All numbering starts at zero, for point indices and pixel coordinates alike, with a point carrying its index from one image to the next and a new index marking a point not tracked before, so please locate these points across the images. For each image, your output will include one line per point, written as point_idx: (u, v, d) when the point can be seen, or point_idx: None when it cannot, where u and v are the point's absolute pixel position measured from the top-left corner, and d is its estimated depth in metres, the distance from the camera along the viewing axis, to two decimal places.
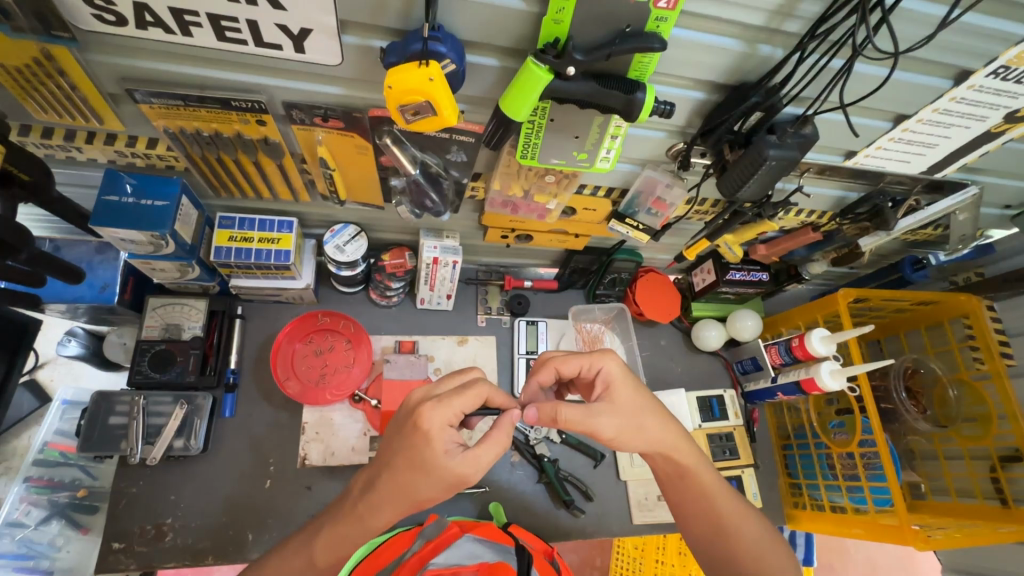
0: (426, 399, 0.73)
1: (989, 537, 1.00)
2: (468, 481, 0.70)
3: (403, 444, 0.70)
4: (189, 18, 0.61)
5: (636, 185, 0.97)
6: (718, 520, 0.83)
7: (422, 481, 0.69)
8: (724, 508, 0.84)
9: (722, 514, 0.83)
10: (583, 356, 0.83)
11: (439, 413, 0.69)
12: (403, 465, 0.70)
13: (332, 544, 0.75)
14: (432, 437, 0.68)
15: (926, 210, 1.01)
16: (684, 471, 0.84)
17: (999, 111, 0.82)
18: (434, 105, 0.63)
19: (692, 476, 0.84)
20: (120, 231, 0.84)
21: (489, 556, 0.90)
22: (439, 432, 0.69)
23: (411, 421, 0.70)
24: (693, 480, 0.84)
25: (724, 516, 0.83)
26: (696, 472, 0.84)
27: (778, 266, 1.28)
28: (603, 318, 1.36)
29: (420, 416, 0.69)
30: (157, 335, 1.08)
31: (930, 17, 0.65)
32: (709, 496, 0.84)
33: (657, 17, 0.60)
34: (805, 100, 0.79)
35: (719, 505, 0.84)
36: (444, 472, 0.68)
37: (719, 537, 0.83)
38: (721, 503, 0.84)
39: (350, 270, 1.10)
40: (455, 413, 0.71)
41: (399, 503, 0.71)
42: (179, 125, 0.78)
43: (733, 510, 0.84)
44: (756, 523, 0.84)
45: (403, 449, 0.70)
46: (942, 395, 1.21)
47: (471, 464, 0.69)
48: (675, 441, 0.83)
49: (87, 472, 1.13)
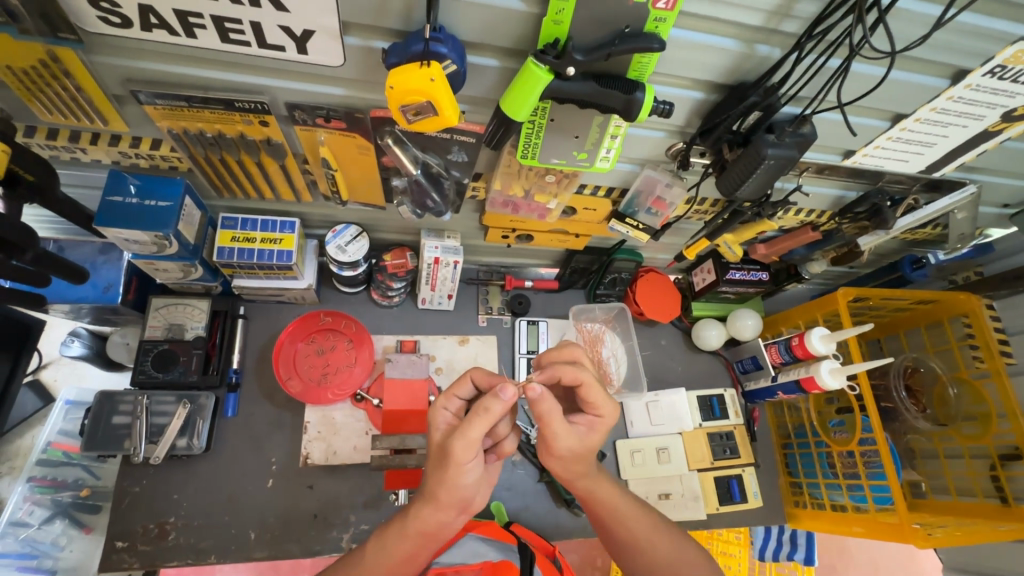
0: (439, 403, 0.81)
1: (987, 534, 1.01)
2: (455, 454, 0.67)
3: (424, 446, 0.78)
4: (193, 20, 0.62)
5: (636, 185, 0.98)
6: (628, 541, 0.83)
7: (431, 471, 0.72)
8: (635, 527, 0.83)
9: (630, 533, 0.83)
10: (602, 396, 0.76)
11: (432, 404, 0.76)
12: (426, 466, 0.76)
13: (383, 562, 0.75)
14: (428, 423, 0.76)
15: (925, 209, 1.01)
16: (593, 501, 0.84)
17: (996, 110, 0.83)
18: (436, 106, 0.64)
19: (605, 502, 0.84)
20: (124, 232, 0.84)
21: (492, 554, 0.89)
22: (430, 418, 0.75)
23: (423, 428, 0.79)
24: (605, 506, 0.84)
25: (633, 536, 0.82)
26: (608, 499, 0.84)
27: (778, 265, 1.29)
28: (603, 318, 1.35)
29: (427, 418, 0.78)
30: (160, 335, 1.08)
31: (926, 17, 0.66)
32: (619, 518, 0.83)
33: (656, 17, 0.61)
34: (802, 100, 0.79)
35: (628, 526, 0.83)
36: (435, 448, 0.72)
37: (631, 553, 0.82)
38: (635, 523, 0.83)
39: (352, 270, 1.10)
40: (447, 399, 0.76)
41: (424, 501, 0.73)
42: (183, 126, 0.78)
43: (648, 530, 0.83)
44: (674, 543, 0.83)
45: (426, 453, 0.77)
46: (942, 393, 1.21)
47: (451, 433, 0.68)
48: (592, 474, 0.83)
49: (90, 471, 1.15)
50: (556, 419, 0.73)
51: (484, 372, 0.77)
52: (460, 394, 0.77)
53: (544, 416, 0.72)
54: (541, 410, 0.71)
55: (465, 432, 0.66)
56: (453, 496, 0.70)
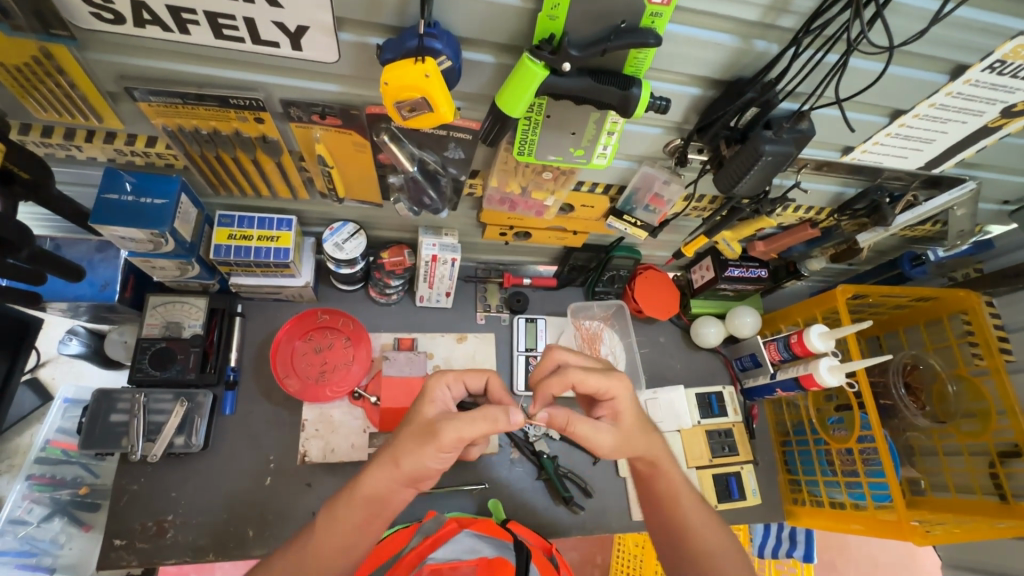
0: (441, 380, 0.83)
1: (985, 532, 1.02)
2: (440, 437, 0.70)
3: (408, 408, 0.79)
4: (186, 16, 0.62)
5: (634, 181, 0.97)
6: (677, 523, 0.83)
7: (409, 434, 0.74)
8: (690, 511, 0.84)
9: (682, 515, 0.83)
10: (601, 376, 0.79)
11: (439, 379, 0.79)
12: (400, 426, 0.77)
13: (335, 537, 0.74)
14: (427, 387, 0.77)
15: (924, 205, 1.00)
16: (655, 475, 0.85)
17: (995, 106, 0.82)
18: (431, 102, 0.63)
19: (663, 482, 0.84)
20: (119, 229, 0.84)
21: (488, 551, 0.90)
22: (433, 386, 0.77)
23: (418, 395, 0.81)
24: (663, 483, 0.84)
25: (683, 519, 0.83)
26: (669, 477, 0.84)
27: (778, 262, 1.29)
28: (603, 315, 1.36)
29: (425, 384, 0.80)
30: (157, 333, 1.08)
31: (925, 12, 0.65)
32: (674, 499, 0.84)
33: (651, 13, 0.61)
34: (800, 96, 0.79)
35: (681, 509, 0.84)
36: (424, 417, 0.74)
37: (677, 536, 0.83)
38: (689, 508, 0.84)
39: (350, 267, 1.10)
40: (453, 381, 0.80)
41: (383, 464, 0.74)
42: (178, 123, 0.78)
43: (700, 517, 0.84)
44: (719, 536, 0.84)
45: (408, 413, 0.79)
46: (941, 391, 1.20)
47: (450, 418, 0.71)
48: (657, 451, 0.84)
49: (89, 469, 1.14)
50: (581, 421, 0.76)
51: (500, 383, 0.83)
52: (467, 380, 0.81)
53: (568, 426, 0.76)
54: (562, 421, 0.76)
55: (462, 426, 0.69)
56: (414, 469, 0.72)
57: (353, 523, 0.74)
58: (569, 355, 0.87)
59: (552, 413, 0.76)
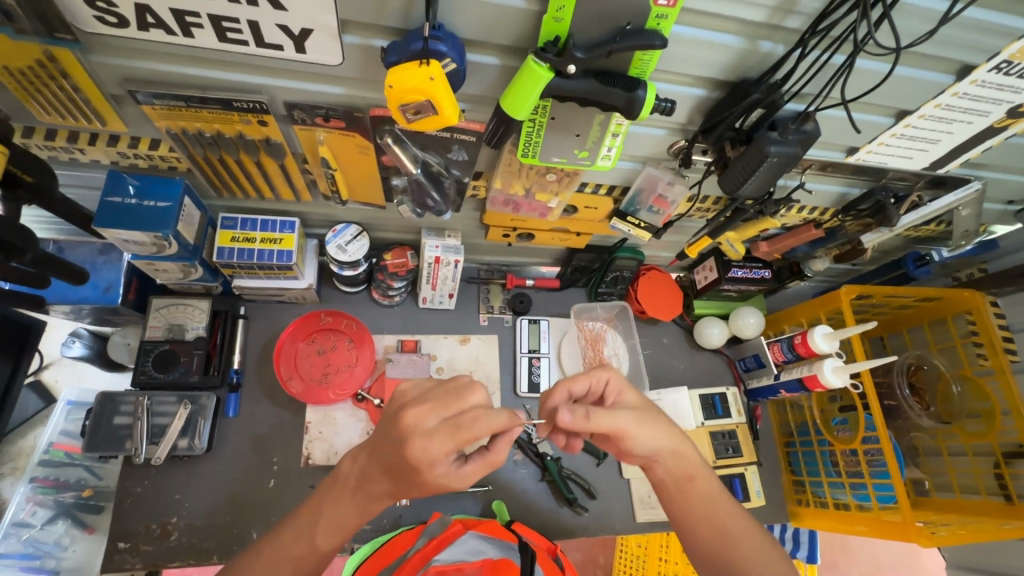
0: (417, 425, 0.65)
1: (992, 533, 1.01)
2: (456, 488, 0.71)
3: (395, 462, 0.67)
4: (190, 19, 0.61)
5: (638, 183, 0.97)
6: (719, 528, 0.78)
7: (412, 489, 0.70)
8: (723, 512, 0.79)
9: (723, 518, 0.79)
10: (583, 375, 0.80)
11: (431, 448, 0.64)
12: (391, 476, 0.70)
13: (326, 529, 0.74)
14: (422, 467, 0.65)
15: (929, 206, 1.00)
16: (692, 475, 0.80)
17: (1001, 106, 0.82)
18: (436, 105, 0.63)
19: (698, 479, 0.80)
20: (123, 232, 0.84)
21: (493, 552, 0.90)
22: (429, 465, 0.65)
23: (398, 445, 0.66)
24: (700, 483, 0.80)
25: (726, 523, 0.79)
26: (704, 477, 0.81)
27: (780, 262, 1.27)
28: (605, 316, 1.35)
29: (409, 449, 0.64)
30: (160, 336, 1.08)
31: (932, 12, 0.65)
32: (710, 499, 0.80)
33: (657, 14, 0.60)
34: (806, 97, 0.78)
35: (721, 511, 0.79)
36: (429, 486, 0.68)
37: (722, 545, 0.77)
38: (727, 513, 0.79)
39: (352, 270, 1.10)
40: (447, 450, 0.64)
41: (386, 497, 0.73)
42: (182, 125, 0.78)
43: (739, 522, 0.79)
44: (762, 544, 0.78)
45: (392, 459, 0.68)
46: (946, 391, 1.20)
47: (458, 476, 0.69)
48: (685, 444, 0.79)
49: (93, 472, 1.13)
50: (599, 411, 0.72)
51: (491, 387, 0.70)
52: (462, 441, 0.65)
53: (591, 420, 0.72)
54: (585, 417, 0.71)
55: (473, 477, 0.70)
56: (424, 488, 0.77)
57: (340, 517, 0.73)
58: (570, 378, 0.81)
59: (574, 411, 0.71)
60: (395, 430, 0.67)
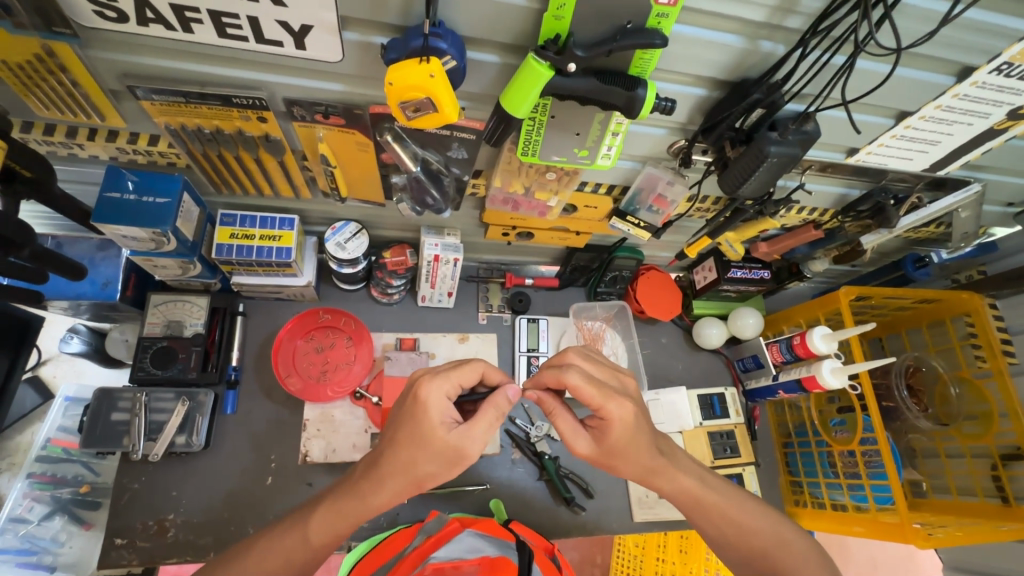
0: (424, 375, 0.73)
1: (989, 534, 1.01)
2: (469, 455, 0.69)
3: (405, 419, 0.70)
4: (190, 14, 0.61)
5: (637, 182, 0.97)
6: (757, 556, 0.82)
7: (420, 457, 0.69)
8: (727, 508, 0.84)
9: (757, 547, 0.82)
10: (598, 394, 0.73)
11: (438, 384, 0.69)
12: (399, 444, 0.70)
13: (324, 521, 0.74)
14: (430, 407, 0.68)
15: (928, 208, 1.00)
16: (698, 500, 0.84)
17: (1002, 107, 0.81)
18: (435, 102, 0.63)
19: (709, 504, 0.83)
20: (121, 228, 0.83)
21: (489, 551, 0.92)
22: (436, 400, 0.68)
23: (409, 400, 0.70)
24: (712, 511, 0.83)
25: (761, 552, 0.82)
26: (706, 496, 0.84)
27: (780, 263, 1.27)
28: (604, 315, 1.35)
29: (418, 389, 0.69)
30: (159, 332, 1.08)
31: (934, 13, 0.65)
32: (739, 528, 0.83)
33: (658, 13, 0.60)
34: (806, 97, 0.79)
35: (751, 538, 0.83)
36: (434, 435, 0.68)
37: (725, 543, 0.84)
38: (737, 514, 0.84)
39: (352, 266, 1.09)
40: (451, 386, 0.70)
41: (402, 484, 0.72)
42: (181, 121, 0.77)
43: (760, 528, 0.84)
44: (787, 543, 0.83)
45: (402, 423, 0.71)
46: (943, 393, 1.20)
47: (465, 433, 0.69)
48: (668, 468, 0.81)
49: (89, 468, 1.13)
50: (566, 414, 0.79)
51: (490, 368, 0.77)
52: (461, 382, 0.72)
53: (552, 414, 0.79)
54: (549, 406, 0.79)
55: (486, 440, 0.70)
56: (431, 478, 0.72)
57: (340, 511, 0.74)
58: (579, 381, 0.73)
59: (542, 394, 0.79)
60: (409, 393, 0.71)
